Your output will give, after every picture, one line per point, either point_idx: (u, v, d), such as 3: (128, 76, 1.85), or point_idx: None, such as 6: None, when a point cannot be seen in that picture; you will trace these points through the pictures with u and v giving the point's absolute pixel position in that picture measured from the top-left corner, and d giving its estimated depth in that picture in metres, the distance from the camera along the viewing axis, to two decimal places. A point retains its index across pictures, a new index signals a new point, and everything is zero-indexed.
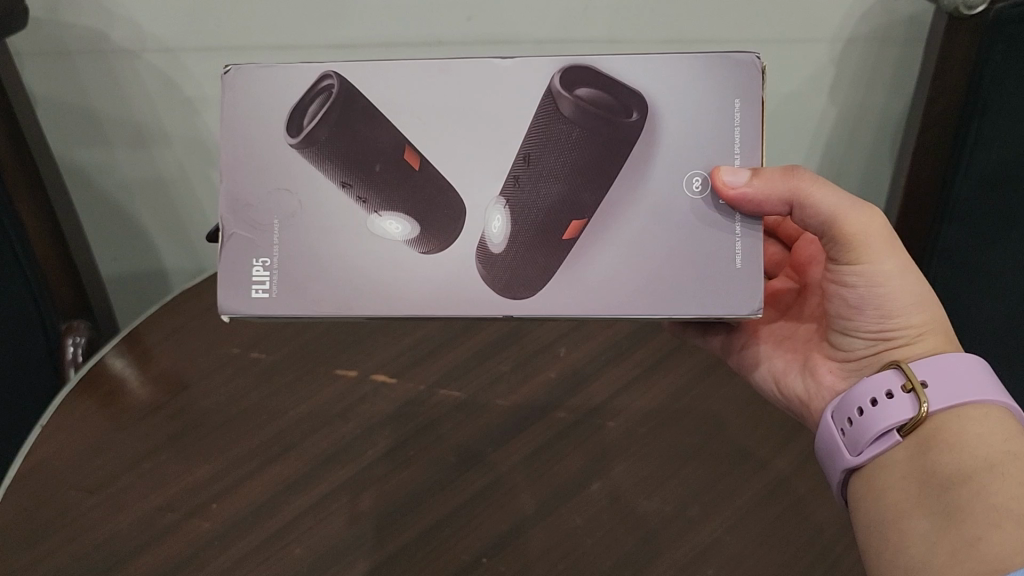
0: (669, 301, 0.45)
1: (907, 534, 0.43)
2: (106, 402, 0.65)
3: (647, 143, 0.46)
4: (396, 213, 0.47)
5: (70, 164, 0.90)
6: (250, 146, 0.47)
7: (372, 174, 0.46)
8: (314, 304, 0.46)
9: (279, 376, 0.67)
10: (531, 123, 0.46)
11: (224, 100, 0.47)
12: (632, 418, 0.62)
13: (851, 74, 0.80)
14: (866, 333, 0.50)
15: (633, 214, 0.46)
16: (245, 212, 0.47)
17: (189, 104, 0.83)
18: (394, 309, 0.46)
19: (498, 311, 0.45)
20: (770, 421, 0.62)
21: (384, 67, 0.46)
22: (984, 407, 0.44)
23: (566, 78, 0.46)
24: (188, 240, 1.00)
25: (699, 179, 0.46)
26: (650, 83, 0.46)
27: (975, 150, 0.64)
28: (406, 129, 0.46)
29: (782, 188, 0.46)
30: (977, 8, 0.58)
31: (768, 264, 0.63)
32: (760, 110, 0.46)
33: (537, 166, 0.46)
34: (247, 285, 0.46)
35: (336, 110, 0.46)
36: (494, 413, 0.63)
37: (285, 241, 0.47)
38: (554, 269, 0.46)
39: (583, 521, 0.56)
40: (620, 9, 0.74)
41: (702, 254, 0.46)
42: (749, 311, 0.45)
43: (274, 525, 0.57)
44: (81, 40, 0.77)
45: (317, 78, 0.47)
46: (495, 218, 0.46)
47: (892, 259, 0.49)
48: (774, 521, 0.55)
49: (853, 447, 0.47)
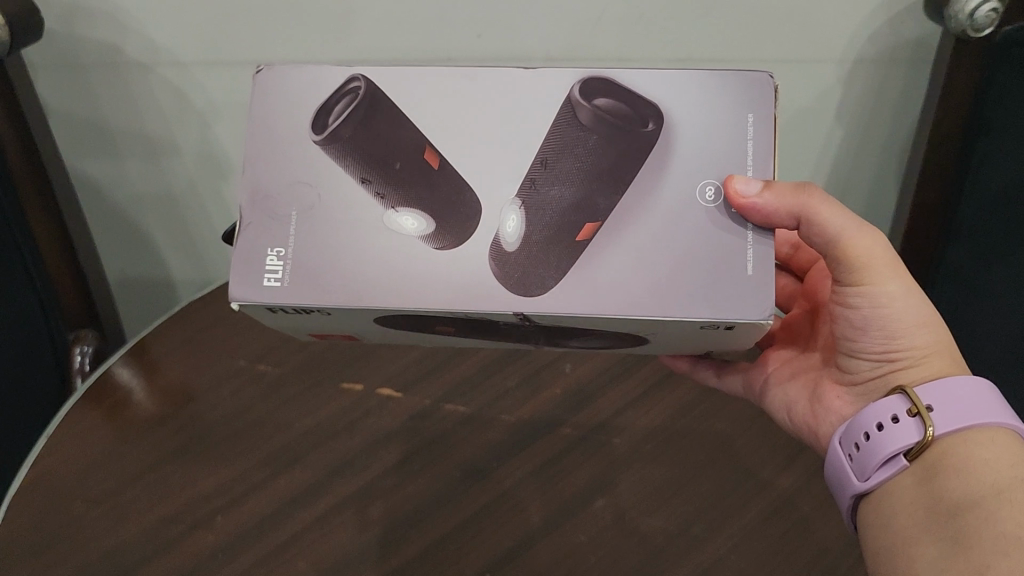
0: (681, 304, 0.42)
1: (915, 560, 0.44)
2: (112, 413, 0.65)
3: (663, 153, 0.44)
4: (412, 210, 0.44)
5: (80, 175, 0.91)
6: (264, 144, 0.45)
7: (391, 172, 0.44)
8: (324, 294, 0.43)
9: (286, 389, 0.67)
10: (550, 129, 0.44)
11: (253, 99, 0.46)
12: (637, 435, 0.63)
13: (858, 94, 0.80)
14: (873, 355, 0.51)
15: (646, 219, 0.44)
16: (264, 203, 0.45)
17: (200, 118, 0.84)
18: (408, 302, 0.43)
19: (507, 307, 0.42)
20: (776, 439, 0.62)
21: (409, 76, 0.45)
22: (991, 431, 0.44)
23: (585, 89, 0.44)
24: (195, 251, 1.00)
25: (712, 188, 0.44)
26: (669, 97, 0.45)
27: (981, 168, 0.64)
28: (429, 130, 0.45)
29: (792, 205, 0.44)
30: (984, 30, 0.58)
31: (783, 296, 0.63)
32: (773, 126, 0.45)
33: (554, 169, 0.44)
34: (259, 273, 0.44)
35: (360, 109, 0.44)
36: (500, 428, 0.64)
37: (300, 234, 0.44)
38: (566, 268, 0.43)
39: (588, 536, 0.57)
40: (628, 29, 0.75)
41: (712, 260, 0.43)
42: (758, 319, 0.42)
43: (279, 537, 0.57)
44: (93, 53, 0.77)
45: (346, 80, 0.45)
46: (509, 219, 0.44)
47: (897, 280, 0.49)
48: (780, 538, 0.56)
49: (860, 472, 0.47)
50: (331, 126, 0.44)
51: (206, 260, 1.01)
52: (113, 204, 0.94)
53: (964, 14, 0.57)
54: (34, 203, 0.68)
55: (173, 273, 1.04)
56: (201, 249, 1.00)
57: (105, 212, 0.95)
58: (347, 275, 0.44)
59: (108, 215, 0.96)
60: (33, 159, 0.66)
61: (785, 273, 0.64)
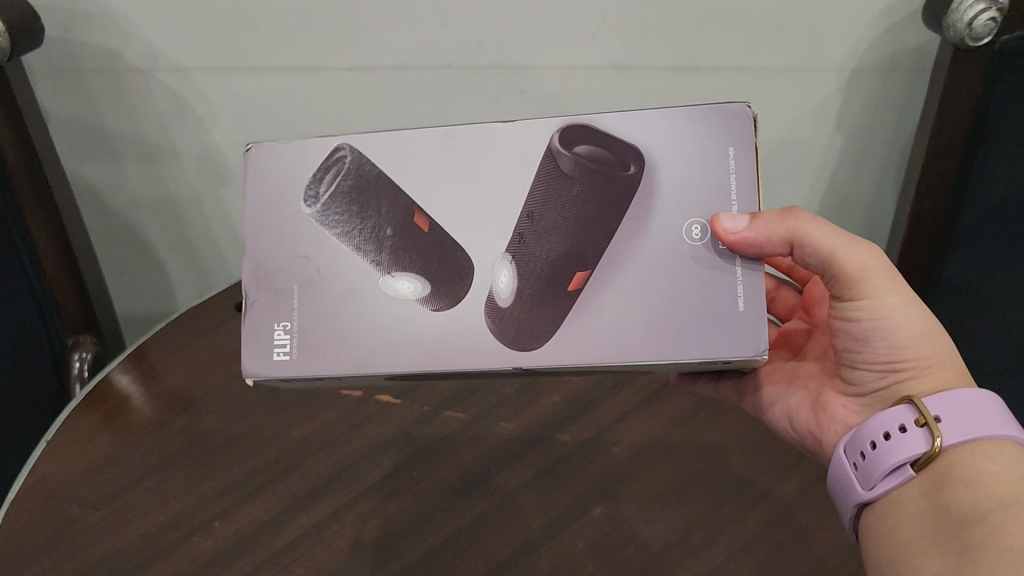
0: (677, 343, 0.45)
1: (921, 571, 0.44)
2: (110, 419, 0.65)
3: (646, 194, 0.47)
4: (407, 273, 0.48)
5: (80, 180, 0.90)
6: (266, 217, 0.49)
7: (385, 238, 0.48)
8: (331, 364, 0.47)
9: (283, 397, 0.67)
10: (535, 182, 0.47)
11: (247, 178, 0.50)
12: (635, 444, 0.62)
13: (856, 105, 0.80)
14: (876, 365, 0.51)
15: (637, 263, 0.46)
16: (265, 278, 0.49)
17: (200, 123, 0.84)
18: (406, 366, 0.46)
19: (510, 364, 0.45)
20: (773, 450, 0.62)
21: (397, 142, 0.49)
22: (998, 445, 0.45)
23: (565, 137, 0.47)
24: (195, 258, 1.00)
25: (698, 227, 0.47)
26: (648, 138, 0.47)
27: (980, 181, 0.64)
28: (416, 195, 0.48)
29: (781, 232, 0.46)
30: (983, 39, 0.58)
31: (783, 309, 0.64)
32: (754, 154, 0.47)
33: (540, 222, 0.47)
34: (269, 350, 0.47)
35: (351, 183, 0.49)
36: (498, 436, 0.64)
37: (304, 305, 0.48)
38: (561, 320, 0.46)
39: (586, 546, 0.56)
40: (628, 36, 0.75)
41: (704, 297, 0.46)
42: (750, 353, 0.44)
43: (275, 545, 0.57)
44: (94, 57, 0.77)
45: (330, 151, 0.49)
46: (502, 275, 0.47)
47: (893, 293, 0.50)
48: (777, 548, 0.55)
49: (864, 481, 0.47)
50: (326, 199, 0.49)
51: (204, 266, 1.01)
52: (111, 209, 0.94)
53: (963, 22, 0.58)
54: (31, 209, 0.68)
55: (171, 279, 1.04)
56: (199, 254, 1.00)
57: (104, 217, 0.95)
58: (350, 340, 0.47)
59: (106, 221, 0.95)
60: (30, 159, 0.67)
61: (786, 285, 0.65)
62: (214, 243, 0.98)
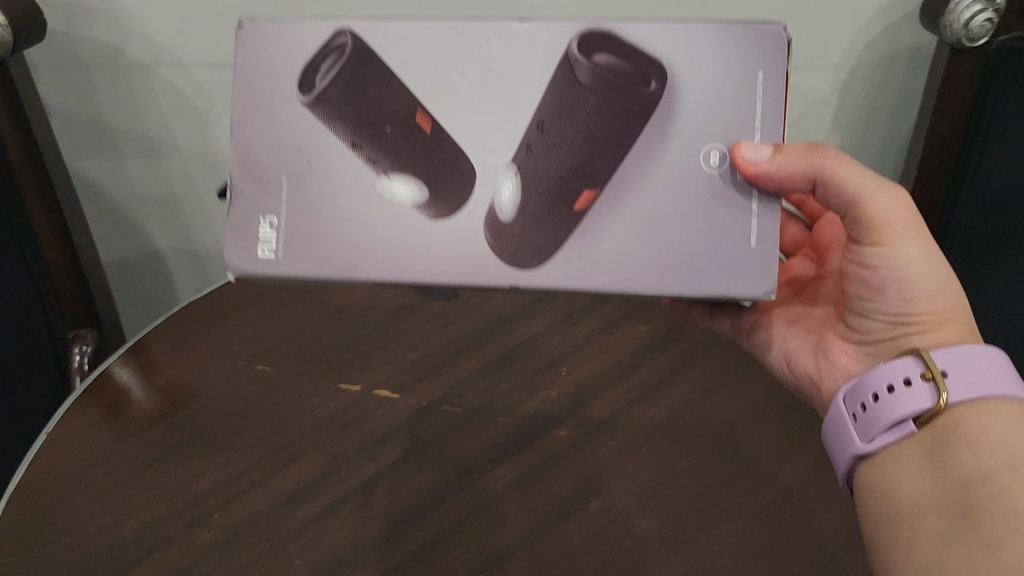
0: (682, 275, 0.47)
1: (921, 531, 0.44)
2: (110, 413, 0.66)
3: (665, 112, 0.48)
4: (403, 175, 0.48)
5: (82, 175, 0.91)
6: (260, 103, 0.49)
7: (381, 134, 0.48)
8: (322, 262, 0.48)
9: (283, 390, 0.68)
10: (548, 87, 0.47)
11: (238, 52, 0.50)
12: (632, 437, 0.63)
13: (852, 107, 0.81)
14: (885, 315, 0.52)
15: (650, 185, 0.48)
16: (254, 168, 0.49)
17: (201, 118, 0.84)
18: (397, 270, 0.48)
19: (506, 280, 0.47)
20: (768, 444, 0.62)
21: (406, 39, 0.48)
22: (1004, 403, 0.45)
23: (583, 45, 0.47)
24: (197, 254, 1.00)
25: (717, 154, 0.48)
26: (671, 53, 0.47)
27: (976, 178, 0.64)
28: (417, 90, 0.48)
29: (805, 167, 0.48)
30: (978, 41, 0.60)
31: (789, 244, 0.65)
32: (783, 85, 0.47)
33: (550, 132, 0.48)
34: (254, 245, 0.48)
35: (349, 69, 0.48)
36: (496, 428, 0.64)
37: (293, 199, 0.49)
38: (567, 237, 0.48)
39: (581, 539, 0.57)
40: None
41: (716, 231, 0.47)
42: (759, 292, 0.47)
43: (273, 537, 0.57)
44: (95, 53, 0.78)
45: (331, 36, 0.48)
46: (506, 187, 0.48)
47: (917, 243, 0.51)
48: (773, 540, 0.56)
49: (865, 433, 0.48)
50: (320, 87, 0.48)
51: (207, 270, 1.02)
52: (112, 206, 0.94)
53: (959, 24, 0.59)
54: (35, 198, 0.69)
55: (175, 282, 1.04)
56: (202, 255, 1.00)
57: (106, 215, 0.95)
58: (344, 238, 0.48)
59: (108, 219, 0.96)
60: (31, 148, 0.68)
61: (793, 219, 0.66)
62: (217, 244, 0.98)
